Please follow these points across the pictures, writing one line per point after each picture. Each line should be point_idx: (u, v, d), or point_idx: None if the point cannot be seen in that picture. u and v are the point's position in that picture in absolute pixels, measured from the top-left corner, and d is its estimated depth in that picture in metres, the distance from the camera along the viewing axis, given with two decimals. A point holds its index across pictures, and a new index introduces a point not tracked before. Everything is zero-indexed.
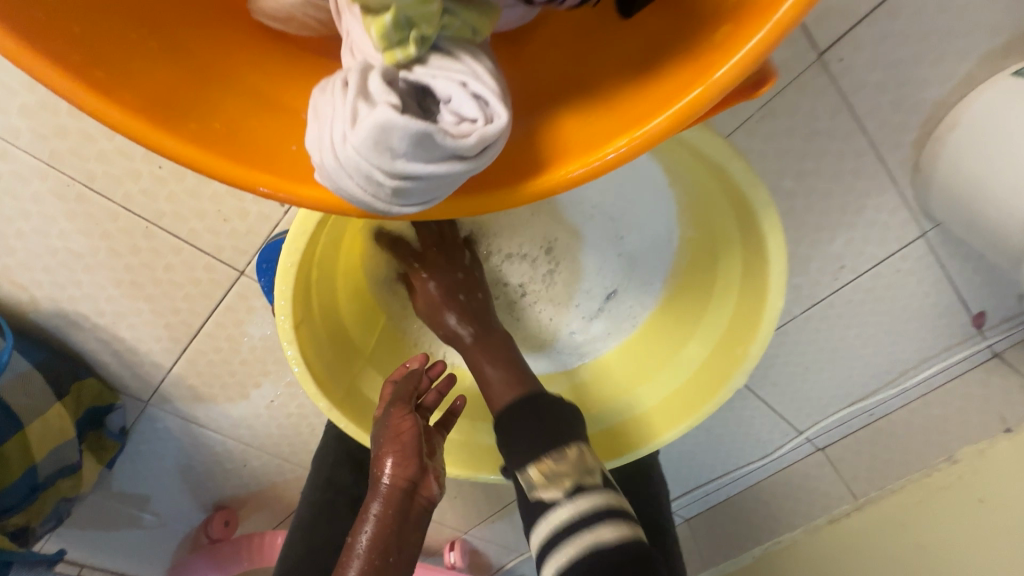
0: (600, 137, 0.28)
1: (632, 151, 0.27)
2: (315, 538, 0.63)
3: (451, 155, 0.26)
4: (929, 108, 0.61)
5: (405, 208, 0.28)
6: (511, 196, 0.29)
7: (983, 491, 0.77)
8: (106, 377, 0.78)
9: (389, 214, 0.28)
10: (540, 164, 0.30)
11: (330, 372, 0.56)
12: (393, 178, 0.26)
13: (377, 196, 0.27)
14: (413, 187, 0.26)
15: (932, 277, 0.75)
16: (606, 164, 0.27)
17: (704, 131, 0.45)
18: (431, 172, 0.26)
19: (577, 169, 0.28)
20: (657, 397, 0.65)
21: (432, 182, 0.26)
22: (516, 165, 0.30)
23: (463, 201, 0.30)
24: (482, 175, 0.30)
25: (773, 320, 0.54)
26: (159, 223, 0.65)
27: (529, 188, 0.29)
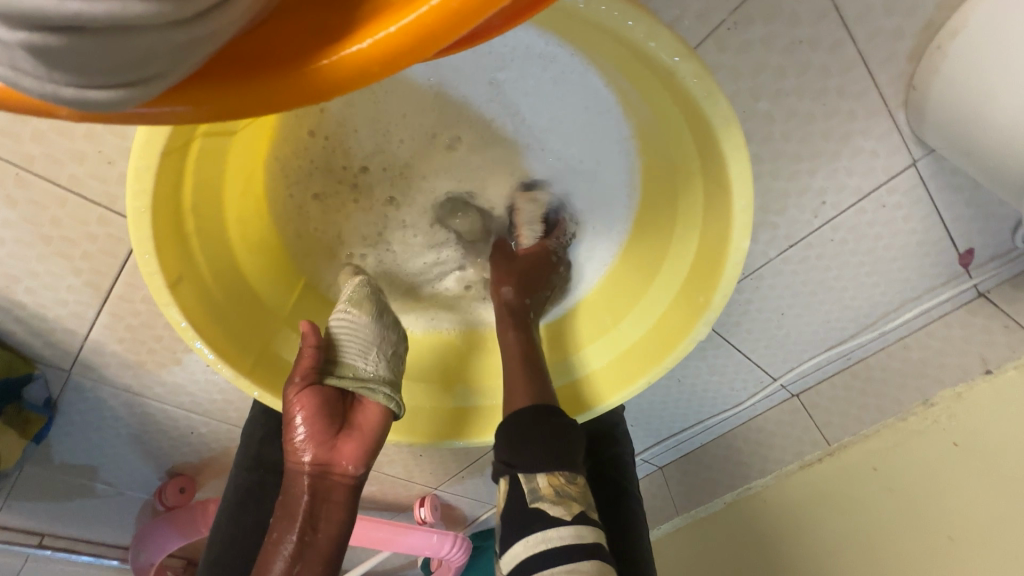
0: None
1: (460, 7, 0.24)
2: (247, 521, 0.57)
3: None
4: (929, 11, 0.52)
5: (90, 83, 0.22)
6: (317, 69, 0.26)
7: (959, 436, 0.78)
8: (16, 345, 0.71)
9: (75, 96, 0.22)
10: (352, 28, 0.26)
11: (235, 336, 0.51)
12: (16, 25, 0.20)
13: (25, 59, 0.21)
14: (63, 42, 0.20)
15: (920, 211, 0.69)
16: (434, 16, 0.24)
17: (652, 29, 0.38)
18: (85, 13, 0.20)
19: (399, 27, 0.25)
20: (629, 339, 0.59)
21: (90, 31, 0.20)
22: (339, 28, 0.26)
23: (278, 87, 0.26)
24: (292, 49, 0.27)
25: (738, 261, 0.47)
26: (31, 168, 0.56)
27: (358, 58, 0.26)
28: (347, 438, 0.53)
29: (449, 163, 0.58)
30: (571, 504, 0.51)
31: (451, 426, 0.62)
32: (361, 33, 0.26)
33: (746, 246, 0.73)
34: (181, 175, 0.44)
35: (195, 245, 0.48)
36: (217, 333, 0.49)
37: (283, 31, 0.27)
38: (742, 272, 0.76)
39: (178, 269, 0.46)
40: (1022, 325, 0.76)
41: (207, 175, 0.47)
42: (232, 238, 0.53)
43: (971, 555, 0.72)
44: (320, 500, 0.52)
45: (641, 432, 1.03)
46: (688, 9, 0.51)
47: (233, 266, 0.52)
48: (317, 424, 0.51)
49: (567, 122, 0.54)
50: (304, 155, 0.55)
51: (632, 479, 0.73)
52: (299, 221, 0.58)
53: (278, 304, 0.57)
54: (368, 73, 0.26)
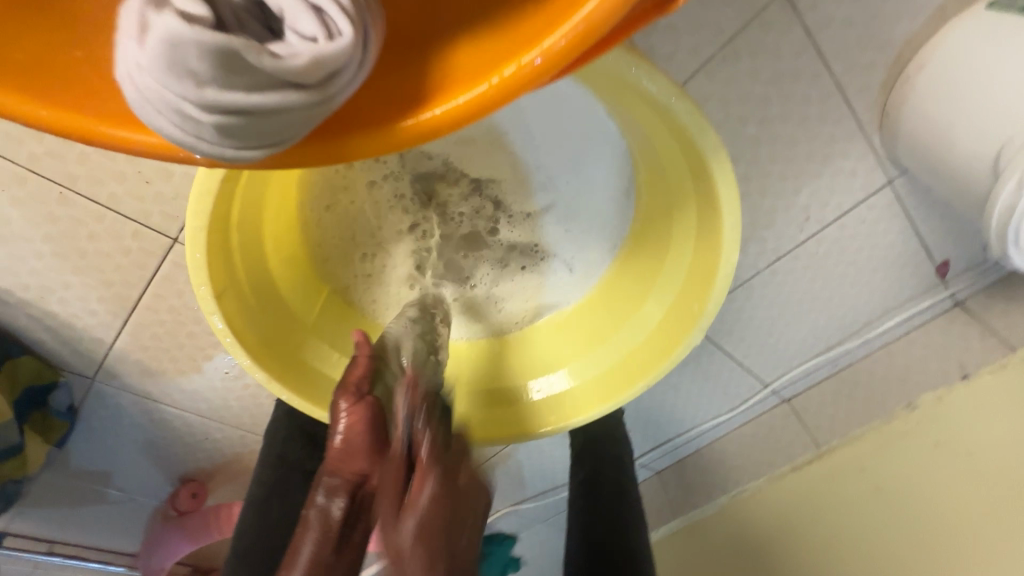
0: (486, 66, 0.28)
1: (513, 83, 0.27)
2: (273, 514, 0.60)
3: (284, 85, 0.25)
4: (898, 47, 0.57)
5: (244, 148, 0.26)
6: (396, 133, 0.29)
7: (940, 435, 0.82)
8: (44, 354, 0.74)
9: (229, 156, 0.26)
10: (426, 98, 0.29)
11: (267, 339, 0.55)
12: (209, 112, 0.24)
13: (199, 134, 0.25)
14: (238, 122, 0.25)
15: (897, 226, 0.74)
16: (495, 93, 0.27)
17: (651, 73, 0.44)
18: (259, 103, 0.24)
19: (464, 100, 0.28)
20: (632, 343, 0.62)
21: (258, 114, 0.25)
22: (408, 95, 0.30)
23: (350, 142, 0.29)
24: (370, 111, 0.30)
25: (727, 273, 0.52)
26: (73, 187, 0.60)
27: (422, 125, 0.29)
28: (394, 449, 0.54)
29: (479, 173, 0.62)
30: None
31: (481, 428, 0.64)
32: (432, 104, 0.29)
33: (737, 259, 0.77)
34: (232, 194, 0.48)
35: (237, 255, 0.52)
36: (251, 336, 0.53)
37: (365, 99, 0.30)
38: (734, 283, 0.80)
39: (222, 277, 0.50)
40: (997, 331, 0.82)
41: (251, 192, 0.51)
42: (266, 250, 0.57)
43: (951, 550, 0.76)
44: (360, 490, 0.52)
45: (639, 436, 1.06)
46: (681, 46, 0.56)
47: (267, 275, 0.56)
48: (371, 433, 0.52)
49: (574, 141, 0.60)
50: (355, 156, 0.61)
51: (633, 479, 0.76)
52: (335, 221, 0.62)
53: (306, 311, 0.61)
54: (437, 131, 0.29)
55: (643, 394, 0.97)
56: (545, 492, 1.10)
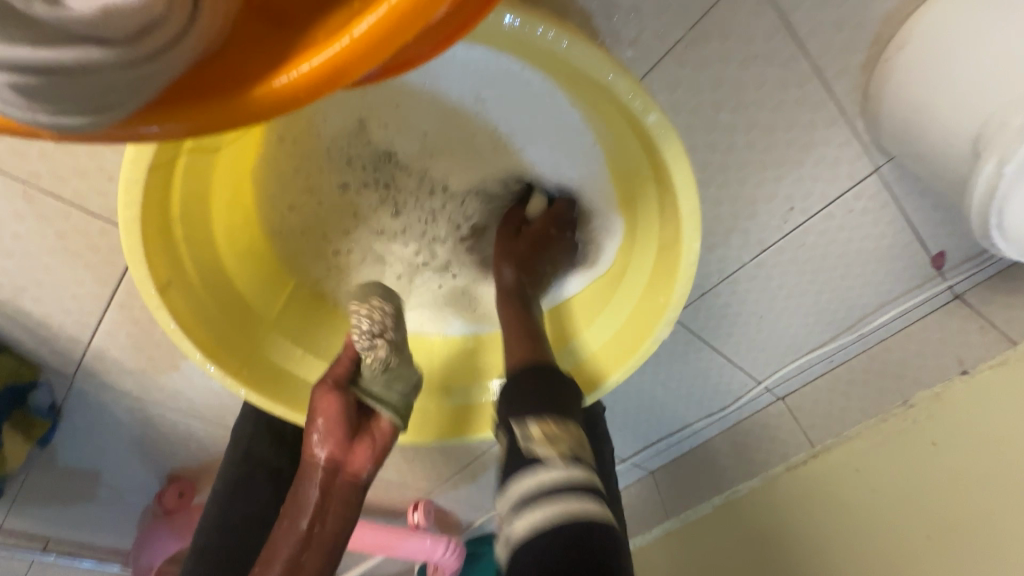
0: (345, 24, 0.26)
1: (374, 34, 0.25)
2: (233, 516, 0.60)
3: (83, 41, 0.23)
4: (877, 25, 0.55)
5: (62, 114, 0.24)
6: (248, 101, 0.27)
7: (936, 435, 0.78)
8: (22, 353, 0.74)
9: (51, 123, 0.25)
10: (283, 61, 0.27)
11: (218, 331, 0.54)
12: (1, 69, 0.22)
13: (6, 98, 0.23)
14: (39, 83, 0.23)
15: (887, 216, 0.71)
16: (350, 50, 0.26)
17: (584, 47, 0.42)
18: (54, 60, 0.22)
19: (320, 61, 0.26)
20: (620, 318, 0.60)
21: (61, 73, 0.23)
22: (267, 58, 0.28)
23: (197, 109, 0.27)
24: (229, 74, 0.28)
25: (691, 260, 0.50)
26: (38, 185, 0.60)
27: (278, 86, 0.27)
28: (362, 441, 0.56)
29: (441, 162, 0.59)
30: (571, 453, 0.50)
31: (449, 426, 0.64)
32: (289, 67, 0.27)
33: (721, 251, 0.75)
34: (167, 186, 0.48)
35: (183, 248, 0.51)
36: (201, 329, 0.52)
37: (226, 64, 0.28)
38: (719, 276, 0.78)
39: (167, 272, 0.49)
40: (997, 326, 0.77)
41: (195, 185, 0.51)
42: (219, 243, 0.56)
43: (947, 553, 0.72)
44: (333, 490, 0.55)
45: (630, 435, 1.04)
46: (647, 28, 0.54)
47: (220, 267, 0.56)
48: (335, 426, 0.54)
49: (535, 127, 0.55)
50: (305, 150, 0.57)
51: (610, 477, 0.74)
52: (293, 216, 0.60)
53: (265, 304, 0.60)
54: (295, 98, 0.27)
55: (632, 392, 0.95)
56: None
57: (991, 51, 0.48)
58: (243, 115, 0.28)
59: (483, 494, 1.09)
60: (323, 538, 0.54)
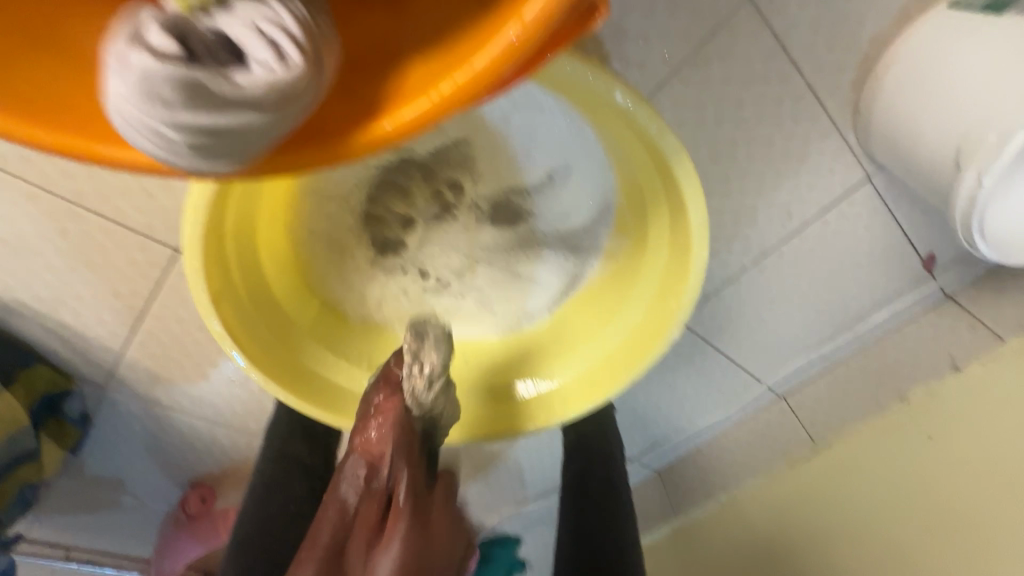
0: (430, 80, 0.30)
1: (456, 94, 0.29)
2: (268, 508, 0.63)
3: (246, 108, 0.27)
4: (865, 46, 0.59)
5: (216, 164, 0.28)
6: (347, 145, 0.31)
7: (930, 427, 0.83)
8: (58, 363, 0.78)
9: (204, 171, 0.29)
10: (376, 111, 0.31)
11: (262, 338, 0.58)
12: (181, 131, 0.27)
13: (175, 151, 0.27)
14: (210, 140, 0.27)
15: (879, 221, 0.76)
16: (434, 107, 0.29)
17: (608, 83, 0.47)
18: (224, 124, 0.27)
19: (409, 113, 0.30)
20: (631, 322, 0.63)
21: (225, 132, 0.27)
22: (360, 111, 0.32)
23: (306, 155, 0.31)
24: (330, 124, 0.32)
25: (700, 268, 0.54)
26: (83, 204, 0.64)
27: (371, 136, 0.31)
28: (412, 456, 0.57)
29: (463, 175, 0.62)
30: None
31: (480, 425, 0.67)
32: (383, 116, 0.31)
33: (723, 257, 0.79)
34: (226, 205, 0.52)
35: (232, 261, 0.55)
36: (246, 337, 0.56)
37: (325, 116, 0.32)
38: (722, 281, 0.82)
39: (219, 282, 0.53)
40: (985, 324, 0.81)
41: (246, 202, 0.55)
42: (261, 256, 0.60)
43: (946, 540, 0.75)
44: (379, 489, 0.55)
45: (637, 436, 1.07)
46: (654, 53, 0.59)
47: (263, 279, 0.59)
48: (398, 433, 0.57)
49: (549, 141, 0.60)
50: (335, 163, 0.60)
51: (622, 471, 0.78)
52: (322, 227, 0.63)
53: (302, 314, 0.63)
54: (385, 143, 0.31)
55: (639, 393, 0.99)
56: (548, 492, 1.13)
57: (966, 73, 0.52)
58: (341, 159, 0.31)
59: (495, 496, 1.12)
60: None
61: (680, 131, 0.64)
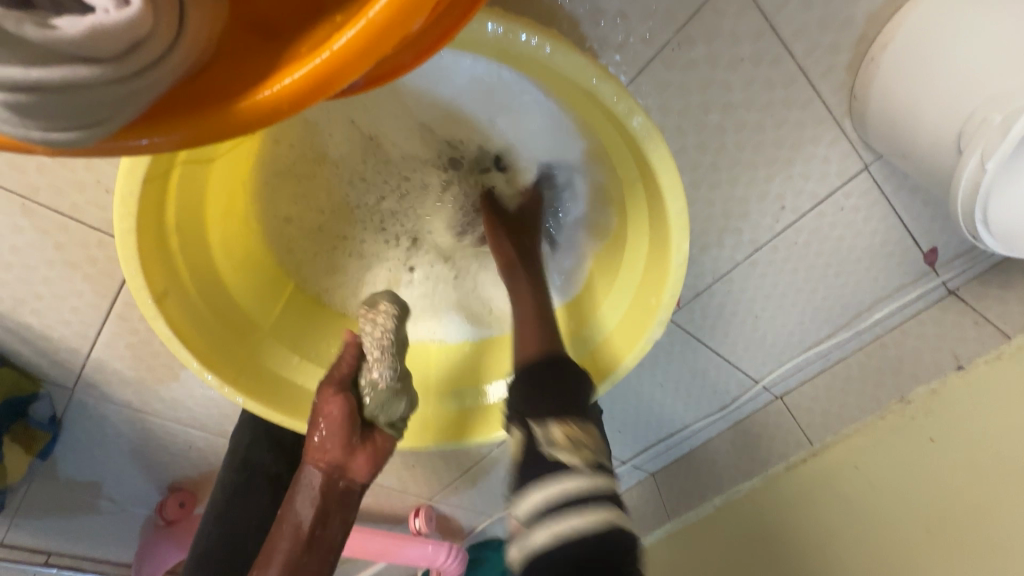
0: (326, 39, 0.27)
1: (354, 50, 0.26)
2: (232, 519, 0.60)
3: (74, 59, 0.23)
4: (860, 25, 0.56)
5: (51, 129, 0.25)
6: (235, 113, 0.28)
7: (936, 431, 0.79)
8: (23, 366, 0.75)
9: (46, 139, 0.25)
10: (266, 76, 0.28)
11: (215, 338, 0.55)
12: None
13: (4, 114, 0.24)
14: (36, 99, 0.24)
15: (878, 213, 0.72)
16: (330, 64, 0.26)
17: (569, 56, 0.43)
18: (42, 78, 0.23)
19: (302, 73, 0.27)
20: (613, 317, 0.60)
21: (52, 91, 0.24)
22: (251, 76, 0.29)
23: (185, 124, 0.28)
24: (217, 90, 0.29)
25: (681, 260, 0.51)
26: (36, 198, 0.61)
27: (260, 101, 0.27)
28: (364, 451, 0.56)
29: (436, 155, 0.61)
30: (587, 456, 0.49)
31: (450, 430, 0.64)
32: (272, 81, 0.28)
33: (714, 252, 0.75)
34: (164, 192, 0.48)
35: (179, 257, 0.52)
36: (196, 337, 0.53)
37: (213, 83, 0.29)
38: (714, 276, 0.78)
39: (162, 282, 0.50)
40: (991, 321, 0.78)
41: (189, 192, 0.51)
42: (215, 251, 0.56)
43: (952, 549, 0.72)
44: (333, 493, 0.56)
45: (630, 438, 1.04)
46: (634, 34, 0.55)
47: (216, 275, 0.56)
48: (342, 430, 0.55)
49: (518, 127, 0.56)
50: (305, 146, 0.59)
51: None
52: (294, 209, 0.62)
53: (263, 313, 0.60)
54: (277, 112, 0.28)
55: (629, 394, 0.95)
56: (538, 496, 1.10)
57: (968, 50, 0.49)
58: (229, 130, 0.28)
59: (485, 499, 1.09)
60: (324, 540, 0.55)
61: (664, 117, 0.61)
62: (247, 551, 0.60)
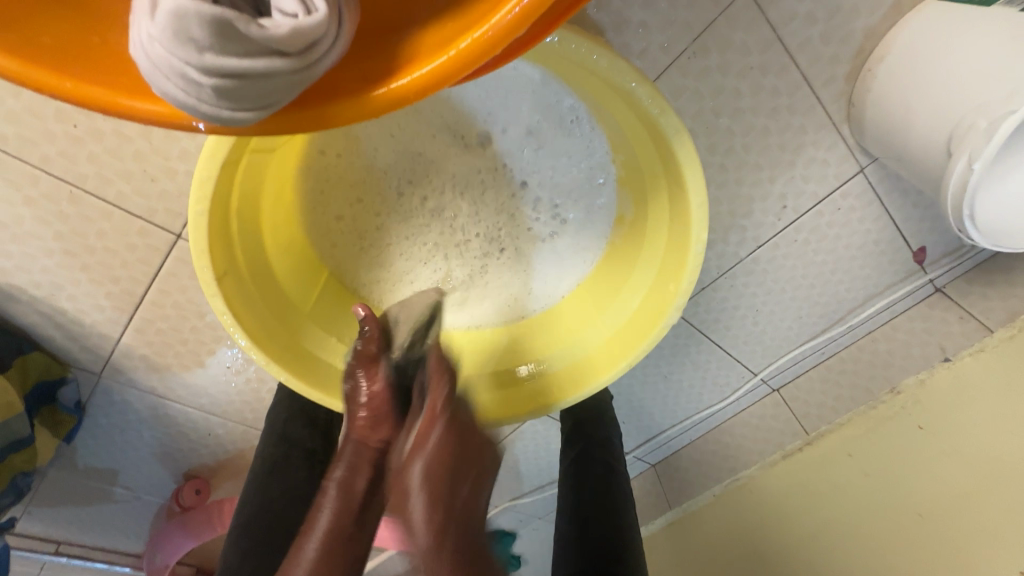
0: (446, 40, 0.31)
1: (474, 54, 0.30)
2: (272, 489, 0.63)
3: (272, 53, 0.28)
4: (859, 39, 0.61)
5: (238, 109, 0.29)
6: (368, 101, 0.32)
7: (924, 419, 0.84)
8: (53, 350, 0.77)
9: (226, 118, 0.30)
10: (395, 68, 0.32)
11: (262, 316, 0.58)
12: (211, 75, 0.27)
13: (201, 96, 0.28)
14: (235, 85, 0.28)
15: (872, 213, 0.77)
16: (454, 62, 0.30)
17: (612, 60, 0.47)
18: (248, 68, 0.28)
19: (427, 70, 0.31)
20: (630, 308, 0.64)
21: (251, 78, 0.28)
22: (378, 65, 0.33)
23: (328, 109, 0.32)
24: (352, 79, 0.33)
25: (698, 251, 0.55)
26: (83, 186, 0.63)
27: (390, 90, 0.32)
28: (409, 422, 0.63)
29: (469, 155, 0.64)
30: None
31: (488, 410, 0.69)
32: (404, 72, 0.32)
33: (719, 247, 0.80)
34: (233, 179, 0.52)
35: (237, 244, 0.55)
36: (248, 316, 0.56)
37: (346, 75, 0.33)
38: (718, 272, 0.83)
39: (224, 263, 0.53)
40: (975, 316, 0.82)
41: (252, 179, 0.55)
42: (266, 240, 0.60)
43: (937, 527, 0.76)
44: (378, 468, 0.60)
45: (633, 429, 1.07)
46: (654, 42, 0.60)
47: (265, 261, 0.60)
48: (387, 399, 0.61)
49: (551, 131, 0.62)
50: (345, 148, 0.62)
51: (621, 459, 0.79)
52: (326, 205, 0.65)
53: (304, 297, 0.64)
54: (403, 100, 0.32)
55: (635, 386, 0.99)
56: (543, 486, 1.13)
57: (956, 63, 0.54)
58: (362, 116, 0.32)
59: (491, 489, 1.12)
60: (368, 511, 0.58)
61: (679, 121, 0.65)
62: (283, 523, 0.62)
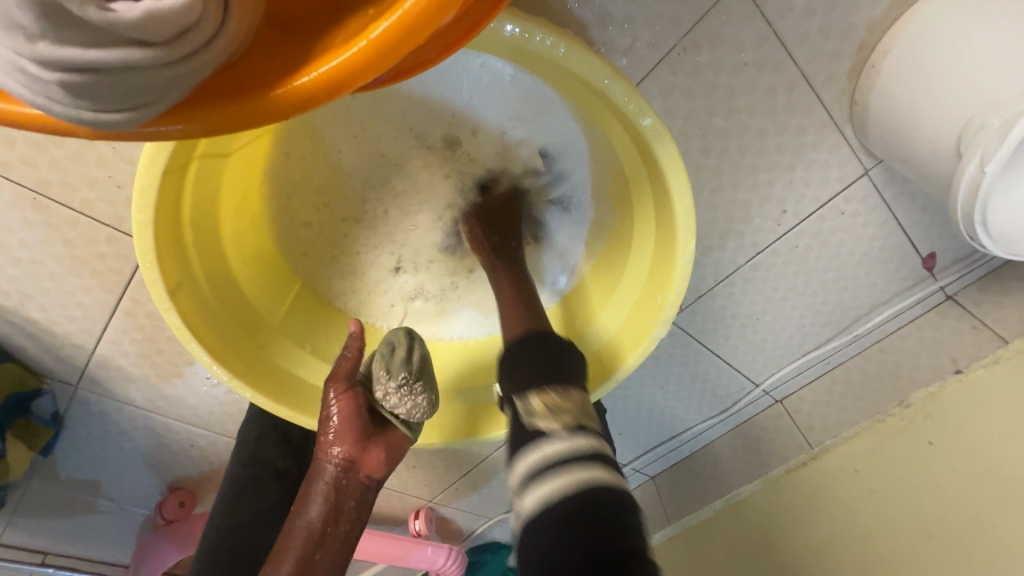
0: (360, 30, 0.29)
1: (388, 42, 0.28)
2: (241, 513, 0.61)
3: (128, 42, 0.25)
4: (861, 32, 0.57)
5: (102, 110, 0.27)
6: (273, 98, 0.30)
7: (934, 434, 0.79)
8: (27, 361, 0.75)
9: (88, 119, 0.27)
10: (304, 64, 0.30)
11: (221, 332, 0.55)
12: (49, 67, 0.25)
13: (50, 94, 0.26)
14: (86, 80, 0.25)
15: (878, 218, 0.73)
16: (366, 53, 0.28)
17: (583, 56, 0.44)
18: (87, 59, 0.25)
19: (338, 62, 0.29)
20: (614, 324, 0.61)
21: (105, 72, 0.25)
22: (284, 64, 0.31)
23: (223, 110, 0.30)
24: (253, 77, 0.30)
25: (687, 262, 0.52)
26: (46, 193, 0.61)
27: (296, 86, 0.29)
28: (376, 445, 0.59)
29: (445, 158, 0.62)
30: (568, 418, 0.51)
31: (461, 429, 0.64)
32: (310, 67, 0.29)
33: (715, 254, 0.76)
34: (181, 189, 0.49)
35: (195, 257, 0.53)
36: (206, 332, 0.53)
37: (249, 73, 0.31)
38: (716, 279, 0.79)
39: (178, 276, 0.51)
40: (988, 326, 0.78)
41: (205, 186, 0.52)
42: (228, 251, 0.58)
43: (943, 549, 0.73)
44: (343, 493, 0.58)
45: (630, 441, 1.03)
46: (641, 38, 0.56)
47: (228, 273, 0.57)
48: (351, 423, 0.57)
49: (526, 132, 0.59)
50: (312, 155, 0.61)
51: None
52: (295, 212, 0.63)
53: (270, 309, 0.61)
54: (314, 98, 0.30)
55: (631, 397, 0.95)
56: None
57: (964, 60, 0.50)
58: (267, 116, 0.30)
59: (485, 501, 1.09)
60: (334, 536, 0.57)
61: (669, 121, 0.62)
62: (253, 545, 0.61)
